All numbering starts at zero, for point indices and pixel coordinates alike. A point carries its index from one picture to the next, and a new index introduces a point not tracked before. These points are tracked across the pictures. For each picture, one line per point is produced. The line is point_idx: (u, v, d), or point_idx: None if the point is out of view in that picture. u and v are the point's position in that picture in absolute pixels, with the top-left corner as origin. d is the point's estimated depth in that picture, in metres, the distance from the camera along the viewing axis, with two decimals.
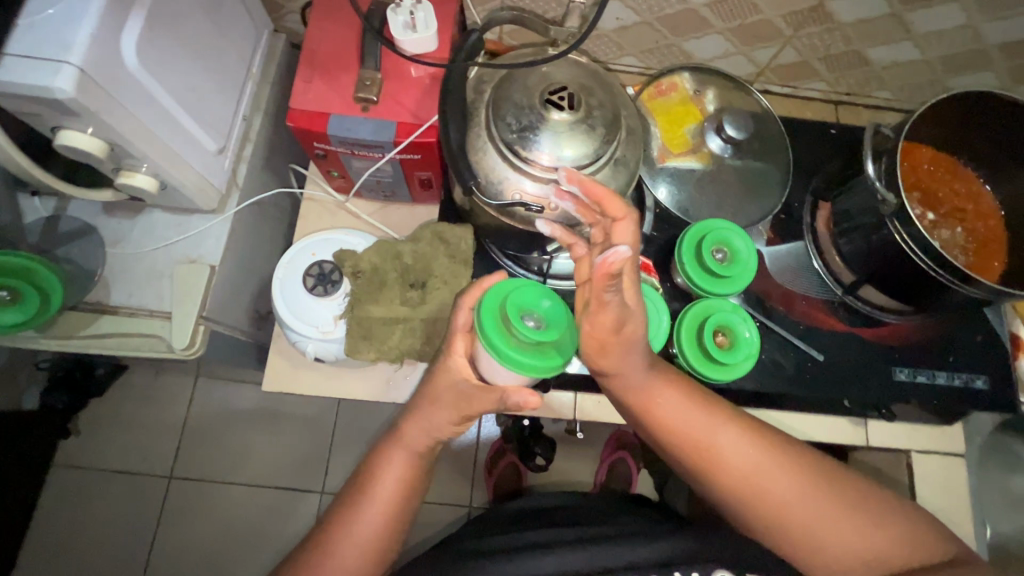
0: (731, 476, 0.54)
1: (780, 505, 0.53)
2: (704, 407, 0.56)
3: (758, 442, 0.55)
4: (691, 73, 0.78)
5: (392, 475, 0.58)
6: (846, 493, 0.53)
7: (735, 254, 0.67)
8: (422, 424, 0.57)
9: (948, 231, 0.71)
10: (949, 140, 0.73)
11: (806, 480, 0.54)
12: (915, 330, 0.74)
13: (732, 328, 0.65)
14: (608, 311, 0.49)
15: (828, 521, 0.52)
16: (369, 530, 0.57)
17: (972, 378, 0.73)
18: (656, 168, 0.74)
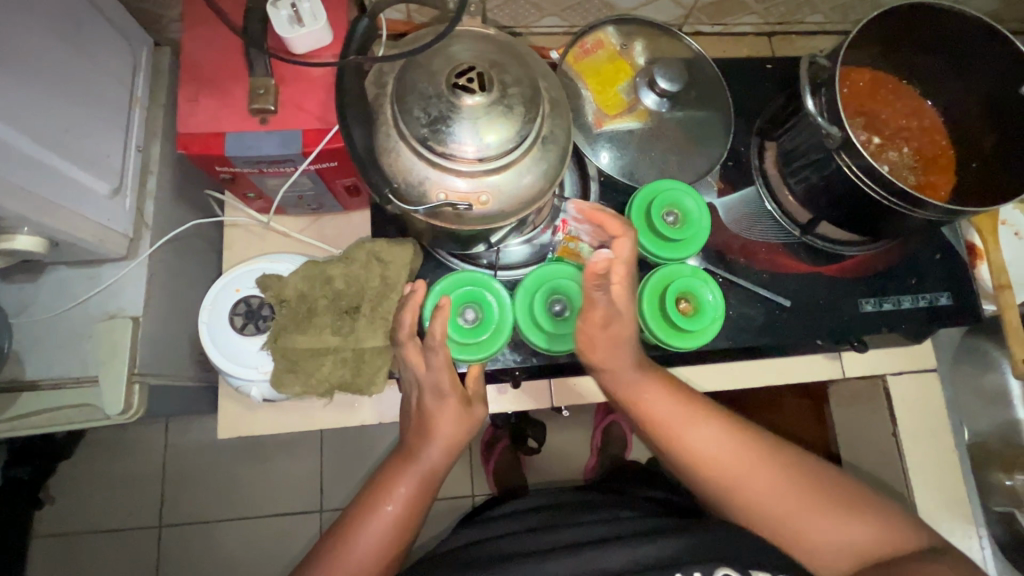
0: (711, 470, 0.57)
1: (757, 500, 0.55)
2: (689, 406, 0.59)
3: (736, 436, 0.58)
4: (615, 27, 0.73)
5: (399, 498, 0.53)
6: (819, 484, 0.56)
7: (686, 214, 0.64)
8: (430, 438, 0.55)
9: (895, 154, 0.70)
10: (886, 58, 0.70)
11: (784, 474, 0.56)
12: (875, 259, 0.73)
13: (695, 292, 0.62)
14: (597, 306, 0.56)
15: (806, 515, 0.54)
16: (364, 556, 0.51)
17: (935, 296, 0.73)
18: (594, 135, 0.71)
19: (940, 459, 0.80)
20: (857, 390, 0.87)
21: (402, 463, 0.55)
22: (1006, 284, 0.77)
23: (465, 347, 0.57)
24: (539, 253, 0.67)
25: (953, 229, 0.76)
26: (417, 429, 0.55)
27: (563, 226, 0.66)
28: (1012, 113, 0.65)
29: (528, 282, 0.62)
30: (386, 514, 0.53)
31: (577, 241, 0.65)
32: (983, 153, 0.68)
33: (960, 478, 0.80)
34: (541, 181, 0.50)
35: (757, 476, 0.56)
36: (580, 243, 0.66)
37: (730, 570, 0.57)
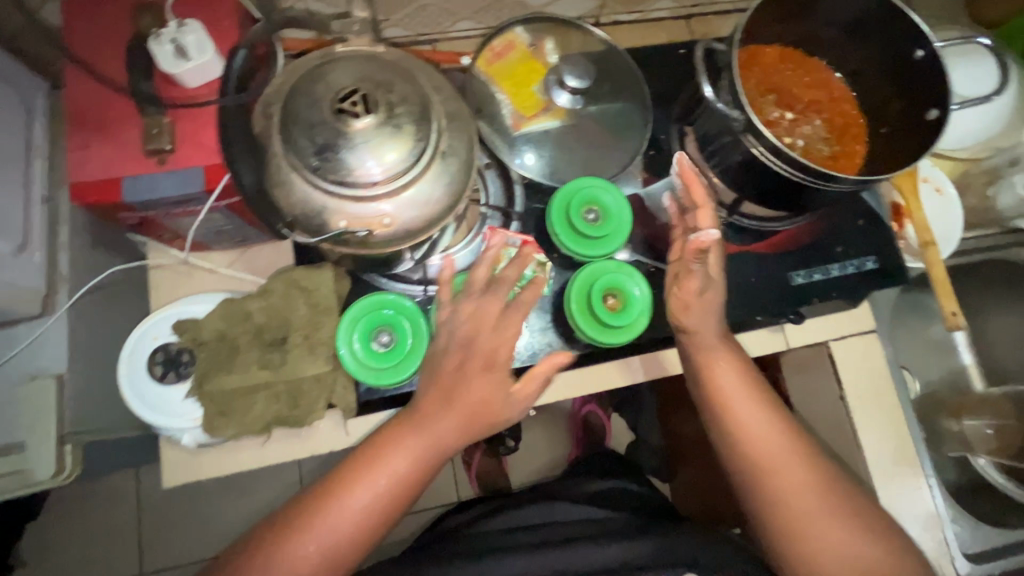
0: (754, 447, 0.60)
1: (787, 494, 0.58)
2: (754, 392, 0.62)
3: (787, 432, 0.61)
4: (524, 26, 0.73)
5: (382, 476, 0.52)
6: (847, 505, 0.58)
7: (606, 211, 0.65)
8: (446, 403, 0.53)
9: (807, 127, 0.71)
10: (789, 34, 0.72)
11: (816, 482, 0.59)
12: (802, 232, 0.75)
13: (622, 287, 0.64)
14: (694, 277, 0.61)
15: (824, 521, 0.58)
16: (336, 535, 0.51)
17: (862, 261, 0.74)
18: (513, 138, 0.70)
19: (889, 417, 0.82)
20: (804, 358, 0.90)
21: (395, 430, 0.54)
22: (930, 241, 0.79)
23: (382, 373, 0.55)
24: (469, 263, 0.66)
25: (874, 193, 0.78)
26: (428, 401, 0.54)
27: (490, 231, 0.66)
28: (908, 77, 0.66)
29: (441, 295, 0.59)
30: (365, 494, 0.52)
31: None
32: (890, 118, 0.69)
33: (908, 434, 0.82)
34: (450, 195, 0.49)
35: (795, 470, 0.59)
36: None
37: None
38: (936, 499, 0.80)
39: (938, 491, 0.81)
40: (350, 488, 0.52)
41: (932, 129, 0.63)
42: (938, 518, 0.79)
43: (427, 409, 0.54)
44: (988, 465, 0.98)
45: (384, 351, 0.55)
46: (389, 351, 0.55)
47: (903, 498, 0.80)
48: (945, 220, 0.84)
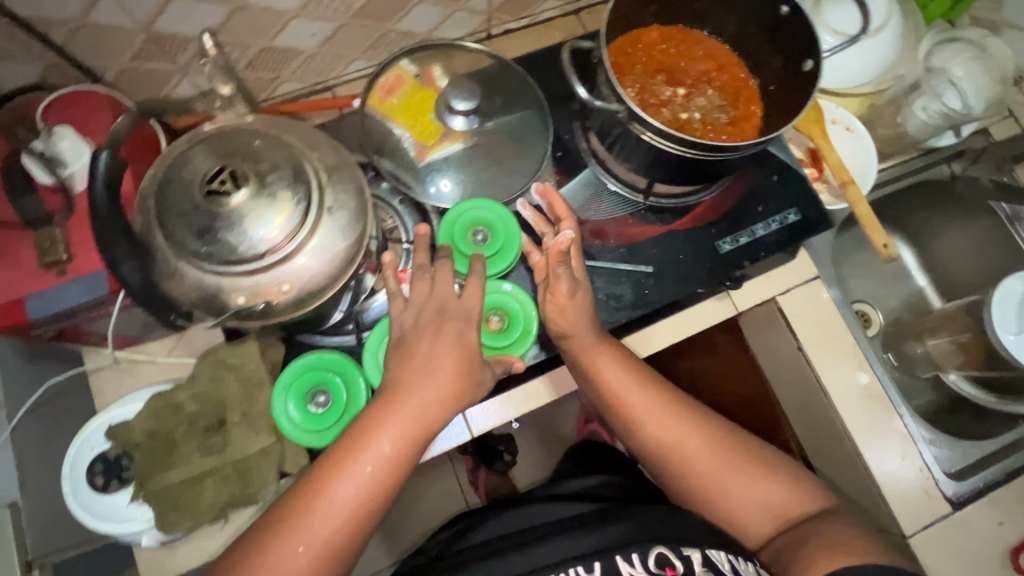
0: (652, 432, 0.63)
1: (692, 469, 0.62)
2: (638, 381, 0.64)
3: (679, 411, 0.64)
4: (409, 58, 0.73)
5: (366, 464, 0.49)
6: (756, 462, 0.62)
7: (494, 231, 0.65)
8: (417, 376, 0.52)
9: (701, 99, 0.72)
10: (664, 13, 0.73)
11: (723, 447, 0.63)
12: (721, 200, 0.75)
13: (505, 308, 0.65)
14: (562, 281, 0.63)
15: (734, 483, 0.61)
16: (320, 535, 0.47)
17: (784, 214, 0.76)
18: (420, 169, 0.71)
19: (849, 358, 0.83)
20: (759, 317, 0.91)
21: (372, 413, 0.51)
22: (849, 180, 0.80)
23: (325, 434, 0.55)
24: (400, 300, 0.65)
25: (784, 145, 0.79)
26: (404, 374, 0.52)
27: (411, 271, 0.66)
28: (780, 34, 0.68)
29: (370, 342, 0.58)
30: (344, 491, 0.48)
31: None
32: (775, 74, 0.70)
33: (872, 370, 0.83)
34: (349, 248, 0.49)
35: (693, 445, 0.62)
36: None
37: (663, 547, 0.62)
38: (910, 427, 0.81)
39: (911, 418, 0.83)
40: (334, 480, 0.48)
41: (811, 79, 0.65)
42: (915, 446, 0.80)
43: (407, 384, 0.52)
44: (959, 380, 0.98)
45: (322, 413, 0.55)
46: (326, 411, 0.55)
47: (878, 434, 0.81)
48: (860, 157, 0.86)
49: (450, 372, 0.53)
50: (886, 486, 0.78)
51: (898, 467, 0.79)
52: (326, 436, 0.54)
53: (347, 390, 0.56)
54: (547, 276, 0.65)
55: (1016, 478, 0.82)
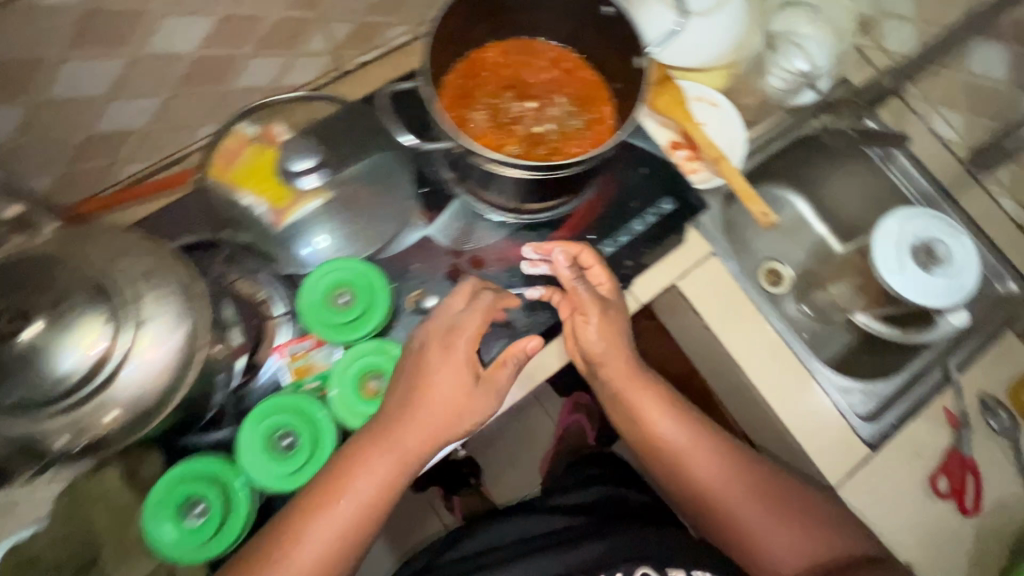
0: (674, 454, 0.72)
1: (726, 505, 0.71)
2: (675, 413, 0.73)
3: (710, 443, 0.73)
4: (247, 120, 0.70)
5: (358, 494, 0.55)
6: (790, 511, 0.70)
7: (357, 292, 0.61)
8: (419, 426, 0.57)
9: (554, 108, 0.71)
10: (499, 29, 0.72)
11: (754, 491, 0.71)
12: (595, 203, 0.75)
13: (381, 369, 0.61)
14: (586, 292, 0.68)
15: (764, 531, 0.70)
16: (309, 557, 0.54)
17: (659, 205, 0.76)
18: (280, 235, 0.67)
19: (755, 325, 0.84)
20: (668, 304, 0.91)
21: (372, 450, 0.56)
22: (721, 155, 0.84)
23: (209, 543, 0.53)
24: (270, 385, 0.63)
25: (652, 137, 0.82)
26: (392, 422, 0.57)
27: (279, 351, 0.63)
28: (610, 34, 0.67)
29: (240, 436, 0.56)
30: (316, 531, 0.54)
31: (302, 354, 0.63)
32: (618, 73, 0.70)
33: (779, 335, 0.84)
34: (181, 355, 0.46)
35: (732, 489, 0.71)
36: (309, 355, 0.64)
37: (648, 568, 0.71)
38: (822, 381, 0.84)
39: (824, 373, 0.85)
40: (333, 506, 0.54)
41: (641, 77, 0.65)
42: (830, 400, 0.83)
43: (398, 422, 0.57)
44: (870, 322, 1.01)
45: (200, 523, 0.53)
46: (204, 522, 0.54)
47: (792, 396, 0.83)
48: (727, 130, 0.87)
49: (444, 408, 0.58)
50: (808, 444, 0.81)
51: (817, 423, 0.82)
52: (208, 546, 0.53)
53: (233, 490, 0.55)
54: (572, 298, 0.69)
55: (923, 410, 0.85)
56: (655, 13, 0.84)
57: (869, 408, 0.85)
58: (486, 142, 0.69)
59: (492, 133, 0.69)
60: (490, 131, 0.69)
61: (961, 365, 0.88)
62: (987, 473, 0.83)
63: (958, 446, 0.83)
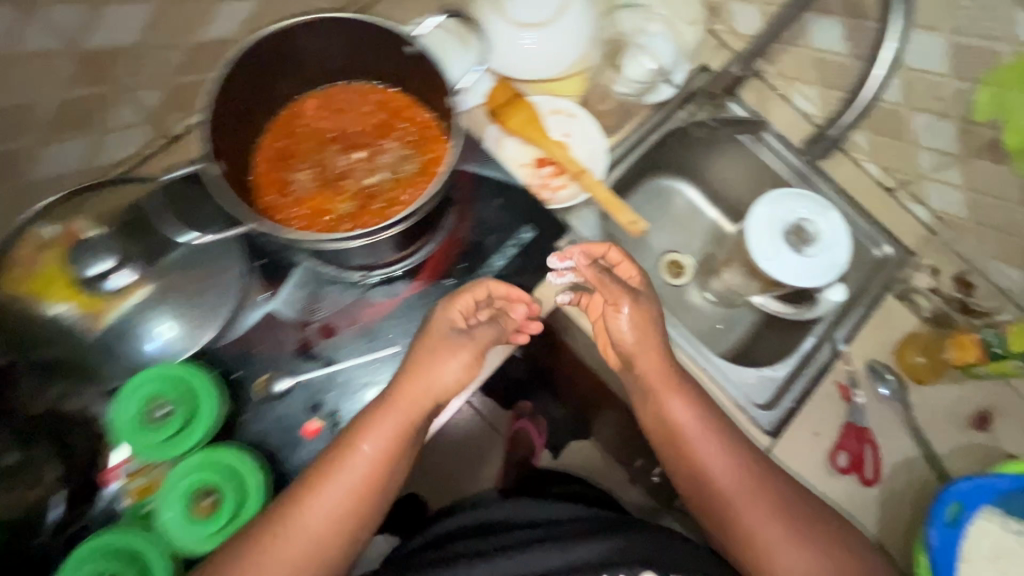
0: (684, 444, 0.70)
1: (743, 520, 0.68)
2: (687, 400, 0.71)
3: (721, 437, 0.70)
4: (39, 220, 0.62)
5: (362, 466, 0.58)
6: (804, 531, 0.67)
7: (175, 403, 0.58)
8: (420, 384, 0.61)
9: (385, 155, 0.67)
10: (312, 78, 0.66)
11: (769, 502, 0.68)
12: (450, 244, 0.71)
13: (212, 483, 0.57)
14: (609, 281, 0.72)
15: (780, 548, 0.67)
16: (319, 518, 0.56)
17: (518, 235, 0.73)
18: (101, 339, 0.61)
19: None
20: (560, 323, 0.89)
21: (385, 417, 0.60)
22: (580, 168, 0.84)
23: None
24: (107, 510, 0.60)
25: (509, 164, 0.82)
26: (406, 389, 0.61)
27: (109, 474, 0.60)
28: (424, 73, 0.62)
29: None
30: (328, 499, 0.57)
31: (132, 476, 0.60)
32: (444, 111, 0.65)
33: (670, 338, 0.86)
34: None
35: (756, 504, 0.68)
36: (142, 474, 0.60)
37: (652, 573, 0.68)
38: (715, 377, 0.85)
39: (719, 368, 0.86)
40: (344, 472, 0.58)
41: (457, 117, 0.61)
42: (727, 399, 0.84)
43: (413, 377, 0.61)
44: (766, 301, 1.00)
45: None
46: None
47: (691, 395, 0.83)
48: (587, 142, 0.87)
49: (451, 375, 0.62)
50: None
51: None
52: None
53: None
54: (602, 289, 0.73)
55: (816, 388, 0.86)
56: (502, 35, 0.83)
57: (767, 395, 0.86)
58: (312, 205, 0.64)
59: (318, 193, 0.65)
60: (316, 191, 0.65)
61: (845, 338, 0.90)
62: (883, 442, 0.85)
63: (853, 418, 0.85)
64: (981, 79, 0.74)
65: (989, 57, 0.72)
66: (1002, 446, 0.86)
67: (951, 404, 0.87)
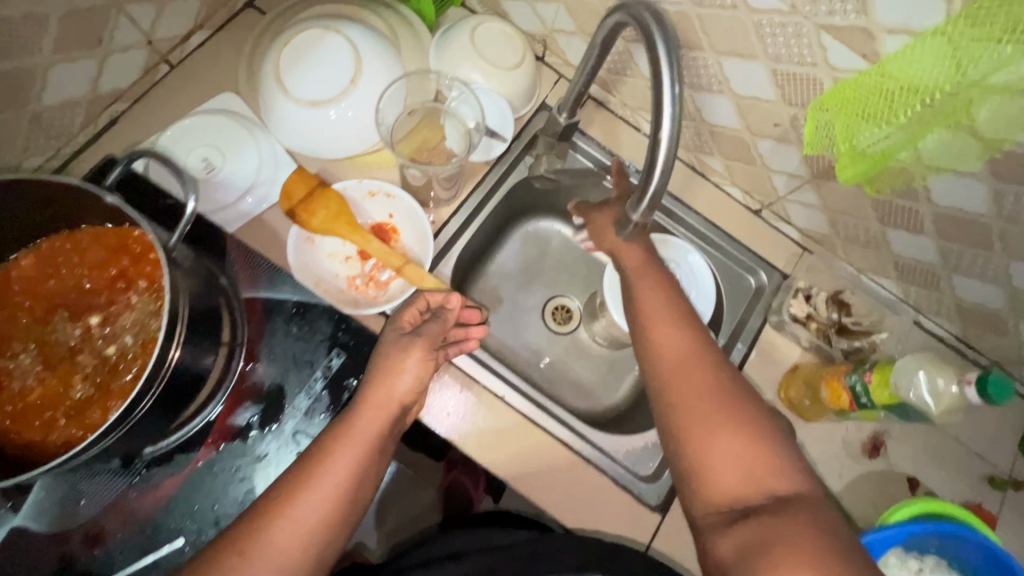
0: (649, 329, 0.67)
1: (685, 410, 0.60)
2: (666, 291, 0.70)
3: (680, 325, 0.66)
4: None
5: (336, 477, 0.57)
6: (741, 424, 0.58)
7: None
8: (385, 382, 0.62)
9: (130, 314, 0.55)
10: (16, 236, 0.54)
11: (716, 389, 0.61)
12: (240, 397, 0.63)
13: None
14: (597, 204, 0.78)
15: (712, 436, 0.58)
16: (295, 538, 0.54)
17: (325, 366, 0.66)
18: None
19: (510, 426, 0.78)
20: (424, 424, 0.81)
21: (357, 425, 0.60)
22: (401, 260, 0.72)
23: None
24: None
25: (324, 260, 0.74)
26: (378, 391, 0.62)
27: None
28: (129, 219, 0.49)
29: None
30: (307, 509, 0.55)
31: None
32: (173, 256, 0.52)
33: (544, 428, 0.79)
34: None
35: (694, 396, 0.60)
36: None
37: None
38: (594, 459, 0.78)
39: (597, 446, 0.80)
40: (317, 480, 0.56)
41: (175, 278, 0.49)
42: (603, 471, 0.78)
43: (382, 383, 0.62)
44: None
45: None
46: None
47: (571, 485, 0.77)
48: (413, 223, 0.78)
49: (419, 374, 0.63)
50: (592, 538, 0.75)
51: (596, 506, 0.76)
52: None
53: None
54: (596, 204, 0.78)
55: None
56: (300, 118, 0.75)
57: (653, 464, 0.81)
58: (39, 394, 0.53)
59: (46, 378, 0.53)
60: (42, 376, 0.53)
61: None
62: None
63: None
64: (811, 106, 0.67)
65: (812, 85, 0.65)
66: (898, 469, 0.82)
67: (841, 435, 0.83)
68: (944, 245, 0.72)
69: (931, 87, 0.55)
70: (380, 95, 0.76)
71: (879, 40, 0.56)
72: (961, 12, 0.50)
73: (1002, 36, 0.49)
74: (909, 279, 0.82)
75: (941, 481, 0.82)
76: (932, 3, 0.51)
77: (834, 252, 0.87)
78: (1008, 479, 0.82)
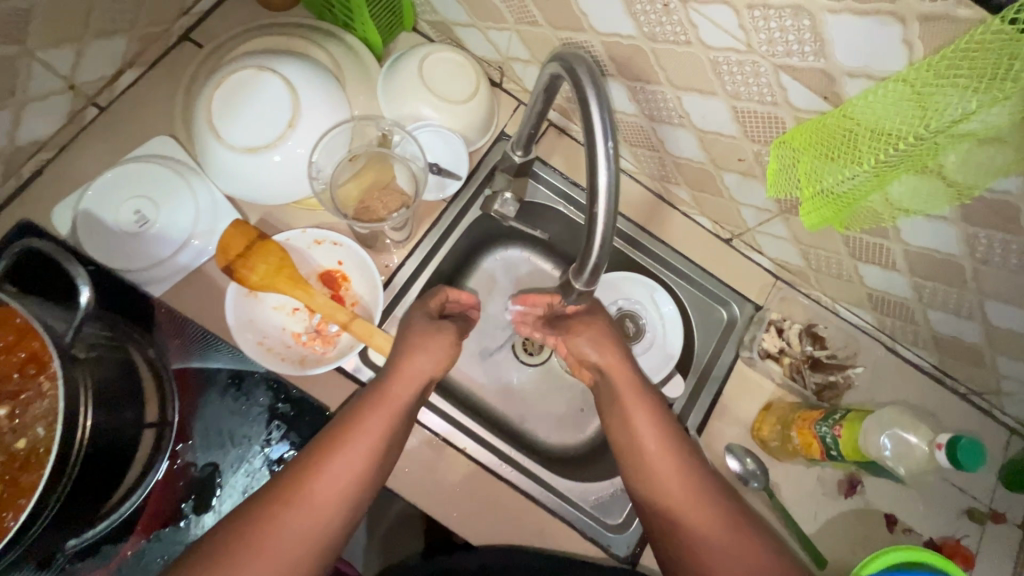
0: (637, 447, 0.67)
1: (690, 537, 0.63)
2: (647, 402, 0.69)
3: (671, 446, 0.67)
4: None
5: (369, 439, 0.59)
6: (743, 545, 0.62)
7: None
8: (415, 354, 0.65)
9: (42, 402, 0.51)
10: None
11: (713, 513, 0.64)
12: (174, 477, 0.61)
13: None
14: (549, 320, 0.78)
15: (721, 558, 0.62)
16: (332, 492, 0.57)
17: (264, 440, 0.64)
18: None
19: (472, 480, 0.76)
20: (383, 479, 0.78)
21: (391, 390, 0.63)
22: (348, 315, 0.68)
23: None
24: None
25: (268, 313, 0.71)
26: (408, 363, 0.65)
27: None
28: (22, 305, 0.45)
29: None
30: (343, 464, 0.58)
31: None
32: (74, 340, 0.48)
33: (507, 481, 0.77)
34: None
35: (698, 518, 0.63)
36: None
37: None
38: (560, 511, 0.77)
39: (562, 496, 0.78)
40: (353, 439, 0.59)
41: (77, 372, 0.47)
42: (568, 523, 0.76)
43: (408, 355, 0.65)
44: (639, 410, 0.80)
45: None
46: None
47: (533, 537, 0.76)
48: (363, 270, 0.74)
49: (441, 351, 0.67)
50: None
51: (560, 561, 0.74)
52: None
53: None
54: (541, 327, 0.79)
55: None
56: (234, 165, 0.70)
57: (621, 513, 0.79)
58: None
59: None
60: None
61: (697, 430, 0.81)
62: None
63: None
64: (773, 143, 0.63)
65: (775, 123, 0.61)
66: (874, 507, 0.80)
67: (814, 472, 0.81)
68: (916, 281, 0.69)
69: (898, 134, 0.49)
70: (320, 137, 0.71)
71: (840, 82, 0.52)
72: (924, 58, 0.46)
73: (975, 86, 0.44)
74: (883, 312, 0.79)
75: (918, 517, 0.80)
76: (893, 48, 0.47)
77: (808, 283, 0.84)
78: (987, 510, 0.80)
